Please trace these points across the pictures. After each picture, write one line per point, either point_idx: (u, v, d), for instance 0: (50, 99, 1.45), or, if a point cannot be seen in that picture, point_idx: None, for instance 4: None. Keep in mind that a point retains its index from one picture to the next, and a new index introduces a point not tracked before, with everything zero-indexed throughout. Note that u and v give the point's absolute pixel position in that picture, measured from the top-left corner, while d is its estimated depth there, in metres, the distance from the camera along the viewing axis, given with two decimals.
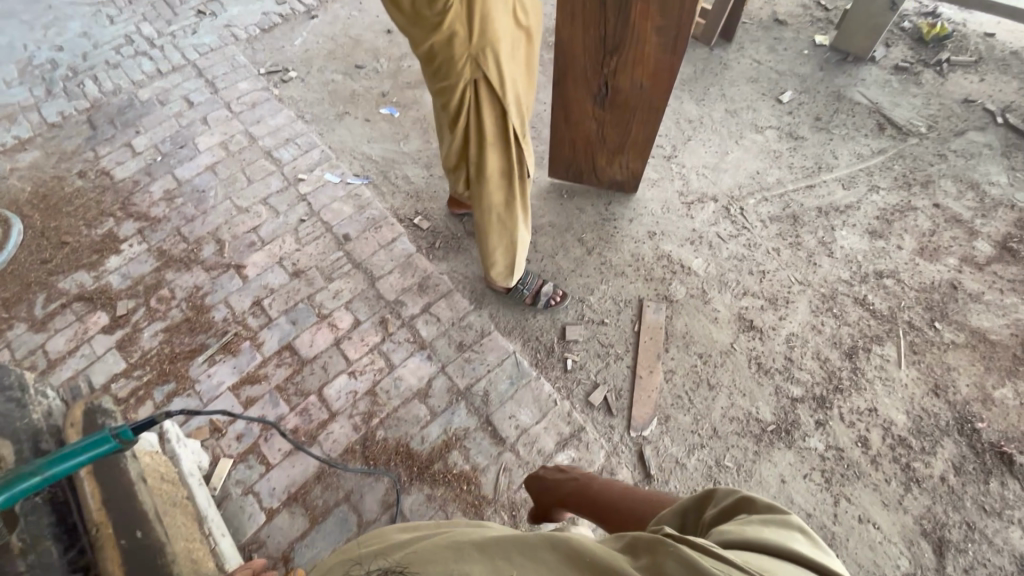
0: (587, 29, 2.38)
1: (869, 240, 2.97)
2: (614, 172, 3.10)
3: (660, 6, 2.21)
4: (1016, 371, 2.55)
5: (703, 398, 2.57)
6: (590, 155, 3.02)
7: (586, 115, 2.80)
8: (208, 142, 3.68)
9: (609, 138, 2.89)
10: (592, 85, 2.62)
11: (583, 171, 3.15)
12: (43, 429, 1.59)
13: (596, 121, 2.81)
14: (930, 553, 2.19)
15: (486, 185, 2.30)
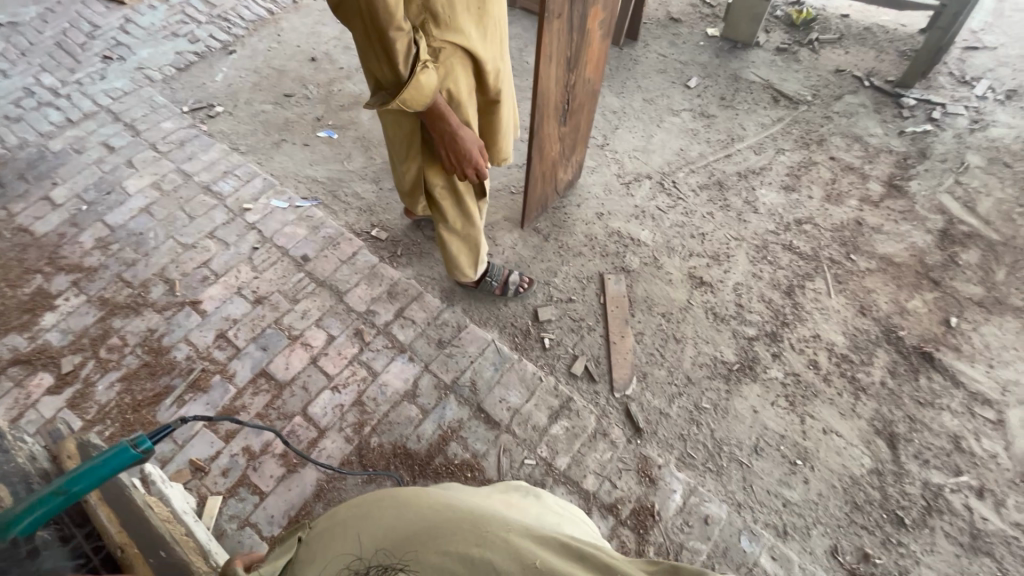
0: (558, 63, 2.47)
1: (785, 194, 3.38)
2: (567, 175, 3.28)
3: (603, 4, 2.49)
4: (921, 284, 2.98)
5: (673, 352, 2.80)
6: (553, 177, 3.15)
7: (553, 142, 2.91)
8: (138, 184, 3.54)
9: (566, 147, 3.06)
10: (559, 110, 2.74)
11: (548, 197, 3.24)
12: (32, 471, 1.49)
13: (559, 141, 2.96)
14: (885, 448, 2.50)
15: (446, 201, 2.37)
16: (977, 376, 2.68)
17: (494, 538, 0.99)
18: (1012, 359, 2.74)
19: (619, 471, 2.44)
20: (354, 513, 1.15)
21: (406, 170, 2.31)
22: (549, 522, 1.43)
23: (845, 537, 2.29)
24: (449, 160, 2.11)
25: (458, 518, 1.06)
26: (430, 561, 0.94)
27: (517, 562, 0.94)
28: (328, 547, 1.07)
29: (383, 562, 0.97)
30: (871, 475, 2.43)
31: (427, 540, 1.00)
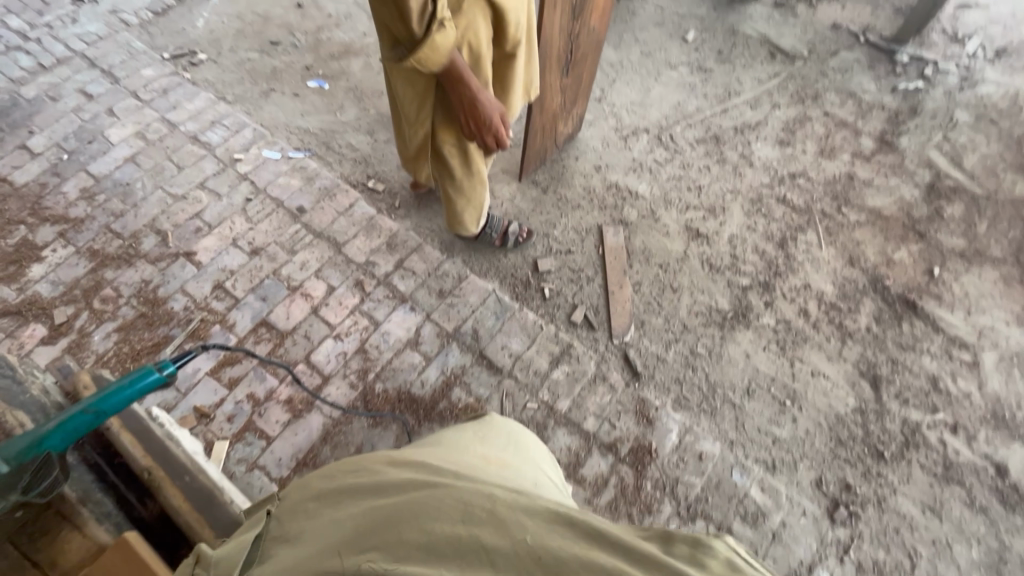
0: (563, 10, 2.43)
1: (779, 148, 3.42)
2: (566, 127, 3.25)
3: None
4: (907, 236, 3.09)
5: (670, 301, 2.87)
6: (553, 129, 3.12)
7: (554, 94, 2.88)
8: (122, 133, 3.40)
9: (566, 100, 3.03)
10: (561, 60, 2.70)
11: (547, 151, 3.23)
12: None
13: (560, 92, 2.92)
14: (868, 388, 2.64)
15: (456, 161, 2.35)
16: (956, 322, 2.83)
17: (483, 511, 0.94)
18: (989, 306, 2.89)
19: (618, 412, 2.52)
20: (336, 488, 1.15)
21: (413, 135, 2.24)
22: (540, 474, 1.38)
23: (829, 470, 2.44)
24: (468, 121, 2.07)
25: (443, 488, 1.01)
26: (416, 540, 0.90)
27: (507, 538, 0.89)
28: (310, 528, 1.06)
29: (368, 543, 0.92)
30: (855, 413, 2.57)
31: (411, 516, 0.95)
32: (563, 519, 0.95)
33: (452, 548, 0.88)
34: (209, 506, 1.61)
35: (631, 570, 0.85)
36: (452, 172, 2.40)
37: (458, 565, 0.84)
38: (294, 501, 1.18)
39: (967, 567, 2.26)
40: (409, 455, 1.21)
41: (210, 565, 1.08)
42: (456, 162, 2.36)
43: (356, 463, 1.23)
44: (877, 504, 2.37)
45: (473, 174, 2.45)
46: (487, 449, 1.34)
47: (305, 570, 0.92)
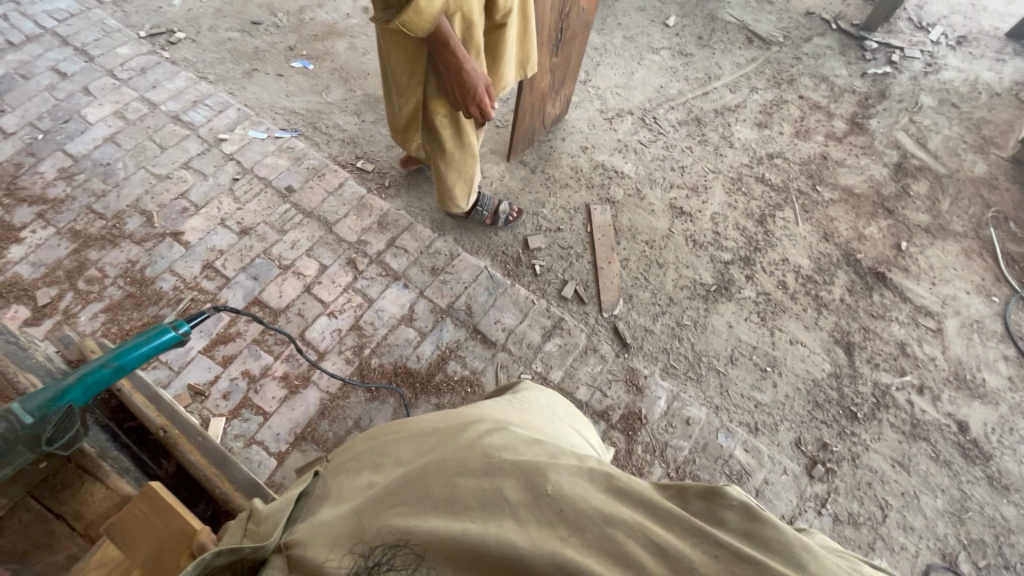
0: None
1: (758, 130, 3.55)
2: (554, 109, 3.31)
3: None
4: (876, 212, 3.27)
5: (656, 275, 2.97)
6: (542, 110, 3.17)
7: (544, 73, 2.93)
8: (99, 113, 3.30)
9: (555, 80, 3.09)
10: (552, 39, 2.76)
11: (536, 131, 3.28)
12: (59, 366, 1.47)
13: (549, 72, 2.97)
14: (843, 355, 2.79)
15: (445, 135, 2.39)
16: (921, 292, 3.01)
17: (506, 462, 0.92)
18: (951, 277, 3.08)
19: (609, 381, 2.61)
20: (372, 448, 1.15)
21: (405, 102, 2.29)
22: (577, 441, 1.37)
23: (808, 431, 2.59)
24: (456, 89, 2.10)
25: (467, 445, 0.99)
26: (440, 495, 0.88)
27: (529, 488, 0.87)
28: (341, 486, 1.07)
29: (393, 499, 0.91)
30: (830, 377, 2.73)
31: (434, 472, 0.93)
32: (590, 473, 0.91)
33: (475, 502, 0.86)
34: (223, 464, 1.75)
35: (658, 522, 0.82)
36: (441, 143, 2.44)
37: (481, 517, 0.83)
38: (336, 461, 1.19)
39: (934, 515, 2.43)
40: (440, 417, 1.21)
41: (259, 521, 1.03)
42: (446, 135, 2.40)
43: (393, 426, 1.23)
44: (851, 460, 2.53)
45: (463, 146, 2.48)
46: (522, 412, 1.33)
47: (333, 522, 0.92)
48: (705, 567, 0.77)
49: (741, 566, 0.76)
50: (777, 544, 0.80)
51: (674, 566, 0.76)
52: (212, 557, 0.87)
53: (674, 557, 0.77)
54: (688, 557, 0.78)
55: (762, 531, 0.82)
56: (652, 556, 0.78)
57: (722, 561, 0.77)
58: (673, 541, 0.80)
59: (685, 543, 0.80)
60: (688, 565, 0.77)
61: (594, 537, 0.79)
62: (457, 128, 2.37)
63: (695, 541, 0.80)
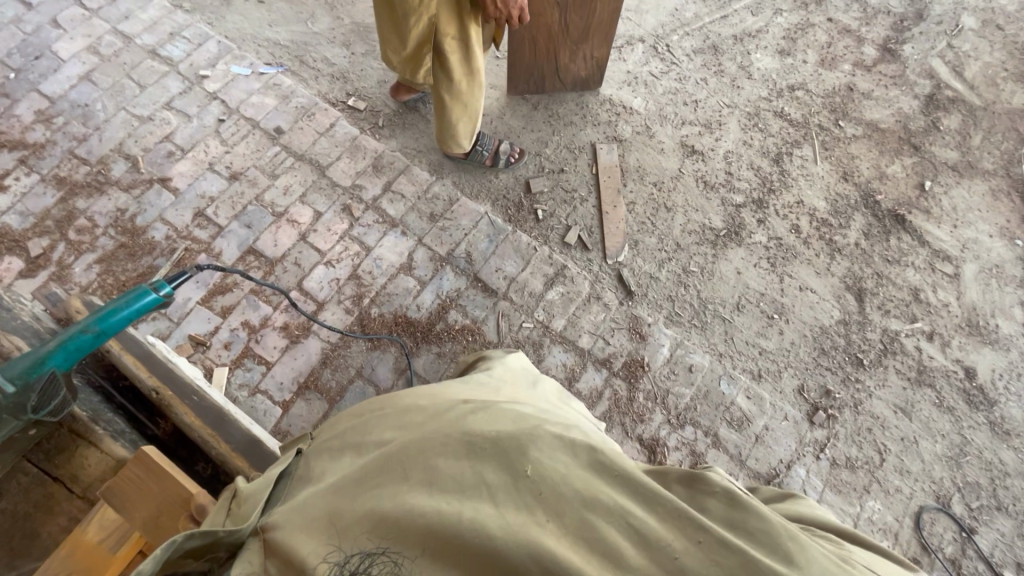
0: None
1: (780, 59, 3.28)
2: (577, 68, 2.99)
3: None
4: (901, 149, 3.07)
5: (664, 220, 2.85)
6: (552, 50, 2.88)
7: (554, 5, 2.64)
8: (71, 48, 3.08)
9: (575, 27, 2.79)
10: None
11: (546, 74, 3.00)
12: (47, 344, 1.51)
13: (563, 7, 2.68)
14: (853, 301, 2.72)
15: (456, 57, 2.23)
16: (942, 236, 2.89)
17: (488, 442, 0.90)
18: (975, 219, 2.94)
19: (612, 329, 2.57)
20: (354, 428, 1.18)
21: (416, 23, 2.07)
22: (569, 412, 1.38)
23: (811, 377, 2.57)
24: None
25: (449, 423, 0.98)
26: (419, 479, 0.88)
27: (508, 468, 0.86)
28: (326, 467, 1.09)
29: (375, 482, 0.92)
30: (839, 324, 2.67)
31: (415, 454, 0.93)
32: (572, 446, 0.90)
33: (453, 485, 0.86)
34: (220, 423, 1.79)
35: (639, 504, 0.82)
36: (450, 72, 2.26)
37: (457, 501, 0.83)
38: (321, 440, 1.22)
39: (931, 459, 2.46)
40: (429, 396, 1.22)
41: (241, 503, 1.06)
42: (458, 58, 2.23)
43: (379, 401, 1.25)
44: (853, 407, 2.53)
45: (472, 74, 2.33)
46: (514, 389, 1.34)
47: (312, 509, 0.94)
48: (689, 555, 0.76)
49: (726, 558, 0.76)
50: (759, 535, 0.82)
51: (657, 553, 0.76)
52: (184, 540, 0.90)
53: (659, 548, 0.77)
54: (675, 545, 0.77)
55: (745, 522, 0.84)
56: (634, 543, 0.77)
57: (706, 550, 0.77)
58: (655, 526, 0.80)
59: (671, 531, 0.79)
60: (672, 552, 0.76)
61: (576, 524, 0.79)
62: (468, 48, 2.22)
63: (678, 526, 0.79)
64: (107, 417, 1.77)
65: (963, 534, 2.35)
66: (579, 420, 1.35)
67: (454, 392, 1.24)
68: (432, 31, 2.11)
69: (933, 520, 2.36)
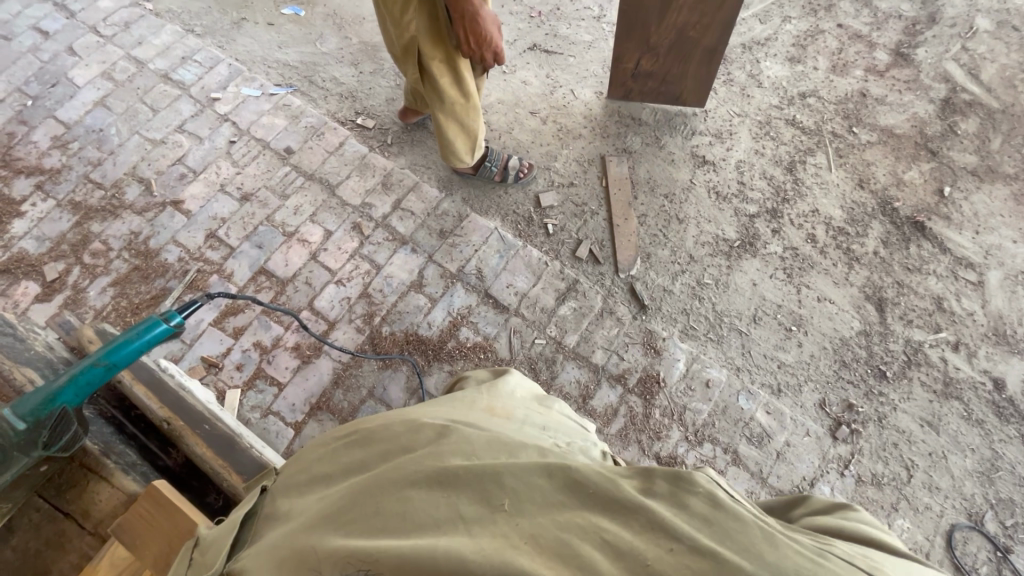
0: None
1: (790, 66, 3.25)
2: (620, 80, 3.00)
3: None
4: (918, 155, 3.01)
5: (676, 232, 2.82)
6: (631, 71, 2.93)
7: (707, 18, 2.58)
8: (87, 74, 3.14)
9: (663, 45, 2.75)
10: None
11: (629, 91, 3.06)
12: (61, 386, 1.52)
13: (689, 24, 2.62)
14: (874, 311, 2.66)
15: (441, 80, 2.22)
16: (963, 242, 2.82)
17: (463, 472, 0.88)
18: (997, 225, 2.86)
19: (626, 344, 2.52)
20: (324, 457, 1.12)
21: (400, 37, 2.14)
22: (554, 418, 1.27)
23: (833, 391, 2.50)
24: (468, 37, 2.06)
25: (426, 454, 0.95)
26: (393, 512, 0.85)
27: (484, 500, 0.83)
28: (298, 501, 1.03)
29: (348, 517, 0.88)
30: (859, 336, 2.61)
31: (389, 488, 0.90)
32: (547, 470, 0.87)
33: (427, 517, 0.83)
34: (230, 449, 1.78)
35: (606, 518, 0.78)
36: (436, 93, 2.28)
37: (432, 532, 0.80)
38: (289, 473, 1.15)
39: (961, 475, 2.37)
40: (397, 414, 1.14)
41: (204, 550, 1.02)
42: (446, 81, 2.23)
43: (347, 427, 1.18)
44: (877, 421, 2.45)
45: (464, 96, 2.31)
46: (491, 399, 1.25)
47: (280, 550, 0.88)
48: (661, 560, 0.71)
49: (699, 562, 0.71)
50: (736, 533, 0.75)
51: (629, 563, 0.71)
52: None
53: (629, 556, 0.72)
54: (643, 553, 0.72)
55: (721, 520, 0.77)
56: (604, 552, 0.73)
57: (679, 555, 0.72)
58: (629, 538, 0.75)
59: (642, 542, 0.74)
60: (643, 560, 0.71)
61: (549, 544, 0.75)
62: (455, 72, 2.22)
63: (651, 536, 0.75)
64: (119, 448, 1.75)
65: (999, 554, 2.25)
66: (563, 427, 1.25)
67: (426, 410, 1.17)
68: (414, 50, 2.15)
69: (967, 539, 2.27)
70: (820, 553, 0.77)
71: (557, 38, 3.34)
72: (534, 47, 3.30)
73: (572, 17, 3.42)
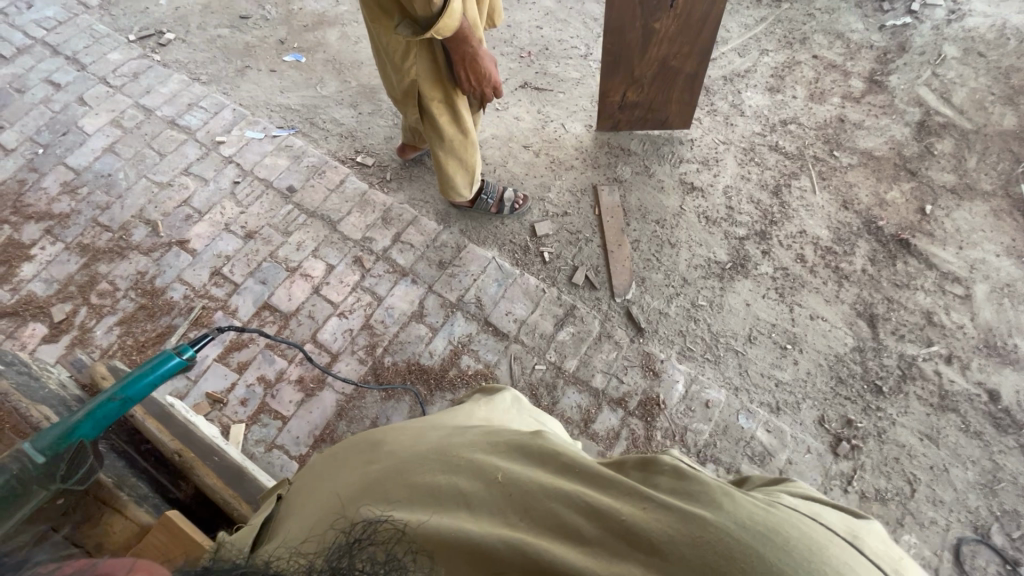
0: None
1: (770, 96, 3.40)
2: (609, 112, 3.13)
3: None
4: (898, 175, 3.13)
5: (669, 256, 2.90)
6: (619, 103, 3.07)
7: (686, 49, 2.79)
8: (97, 123, 3.27)
9: (647, 77, 2.92)
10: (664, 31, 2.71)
11: (617, 121, 3.18)
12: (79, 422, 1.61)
13: (670, 55, 2.82)
14: (866, 327, 2.71)
15: (441, 120, 2.34)
16: (948, 257, 2.90)
17: (461, 458, 0.93)
18: (980, 240, 2.95)
19: (625, 367, 2.57)
20: (330, 461, 1.15)
21: (400, 82, 2.23)
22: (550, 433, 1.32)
23: (832, 407, 2.53)
24: (468, 77, 2.18)
25: (427, 444, 0.99)
26: (397, 496, 0.89)
27: (481, 478, 0.88)
28: (305, 499, 1.05)
29: (354, 504, 0.92)
30: (853, 351, 2.66)
31: (392, 475, 0.94)
32: (539, 454, 0.92)
33: (429, 497, 0.87)
34: (241, 485, 1.83)
35: (593, 489, 0.83)
36: (436, 132, 2.39)
37: (435, 511, 0.84)
38: (297, 480, 1.19)
39: (964, 487, 2.38)
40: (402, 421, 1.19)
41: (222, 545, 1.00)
42: (445, 121, 2.36)
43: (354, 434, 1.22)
44: (877, 436, 2.47)
45: (462, 132, 2.44)
46: (490, 411, 1.31)
47: (289, 539, 0.91)
48: (636, 516, 0.76)
49: (670, 516, 0.75)
50: (701, 491, 0.80)
51: (610, 524, 0.77)
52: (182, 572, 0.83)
53: (611, 518, 0.77)
54: (623, 512, 0.78)
55: (691, 484, 0.82)
56: (588, 518, 0.78)
57: (652, 511, 0.77)
58: (609, 502, 0.80)
59: (623, 504, 0.79)
60: (621, 518, 0.77)
61: (541, 515, 0.80)
62: (454, 111, 2.35)
63: (629, 499, 0.80)
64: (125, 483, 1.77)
65: (1008, 567, 2.24)
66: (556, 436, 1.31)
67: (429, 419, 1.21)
68: (414, 93, 2.26)
69: (975, 553, 2.26)
70: (770, 503, 0.80)
71: (547, 76, 3.50)
72: (525, 85, 3.46)
73: (561, 56, 3.59)
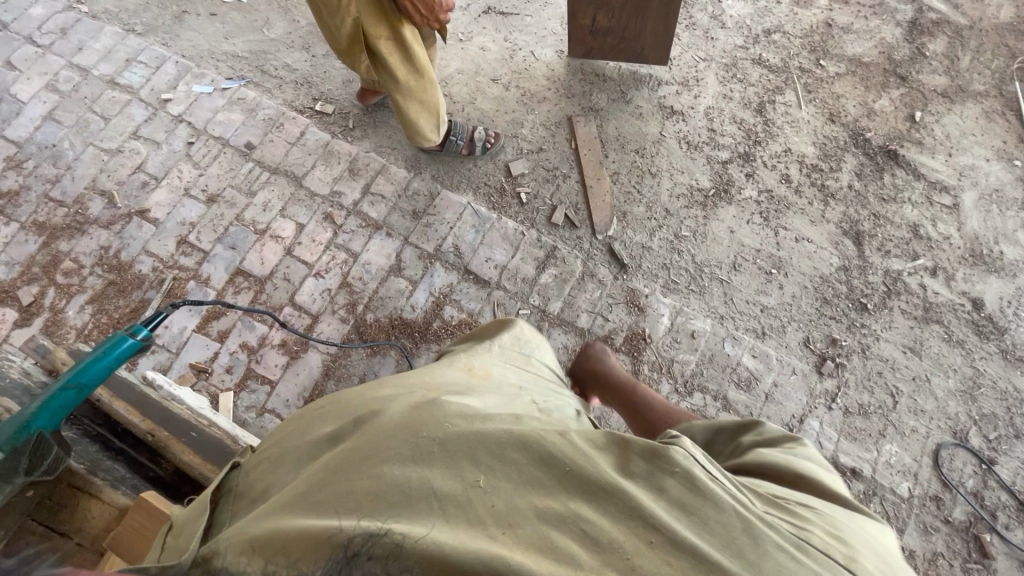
0: None
1: (752, 3, 3.15)
2: (579, 36, 2.88)
3: None
4: (887, 82, 2.97)
5: (650, 187, 2.79)
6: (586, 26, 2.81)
7: None
8: (30, 88, 3.02)
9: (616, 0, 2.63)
10: None
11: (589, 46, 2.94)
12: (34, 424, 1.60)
13: None
14: (852, 246, 2.67)
15: (393, 61, 2.16)
16: (936, 166, 2.81)
17: (433, 448, 0.88)
18: (970, 145, 2.85)
19: (609, 305, 2.54)
20: (295, 431, 1.11)
21: (342, 22, 2.06)
22: (531, 378, 1.28)
23: (816, 329, 2.54)
24: (416, 7, 1.97)
25: (394, 425, 0.93)
26: (363, 490, 0.83)
27: (460, 477, 0.83)
28: (271, 479, 1.02)
29: (315, 496, 0.86)
30: (839, 271, 2.63)
31: (359, 462, 0.89)
32: (522, 444, 0.87)
33: (397, 493, 0.81)
34: (220, 453, 1.86)
35: (587, 502, 0.80)
36: (390, 76, 2.22)
37: (405, 511, 0.79)
38: (260, 450, 1.15)
39: (945, 395, 2.44)
40: (370, 389, 1.13)
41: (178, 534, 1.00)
42: (398, 61, 2.18)
43: (324, 400, 1.19)
44: (861, 352, 2.50)
45: (418, 72, 2.25)
46: (465, 361, 1.25)
47: (245, 528, 0.86)
48: (642, 554, 0.74)
49: (680, 559, 0.74)
50: (712, 524, 0.79)
51: (608, 554, 0.74)
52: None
53: (609, 548, 0.74)
54: (622, 542, 0.75)
55: (701, 510, 0.80)
56: (584, 543, 0.74)
57: (660, 550, 0.75)
58: (606, 526, 0.77)
59: (620, 531, 0.77)
60: (623, 553, 0.74)
61: (525, 532, 0.76)
62: (406, 49, 2.15)
63: (631, 526, 0.77)
64: (105, 468, 1.76)
65: (984, 466, 2.34)
66: (538, 385, 1.26)
67: (399, 380, 1.15)
68: (359, 34, 2.08)
69: (952, 457, 2.35)
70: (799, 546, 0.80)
71: None
72: (488, 10, 3.19)
73: None
